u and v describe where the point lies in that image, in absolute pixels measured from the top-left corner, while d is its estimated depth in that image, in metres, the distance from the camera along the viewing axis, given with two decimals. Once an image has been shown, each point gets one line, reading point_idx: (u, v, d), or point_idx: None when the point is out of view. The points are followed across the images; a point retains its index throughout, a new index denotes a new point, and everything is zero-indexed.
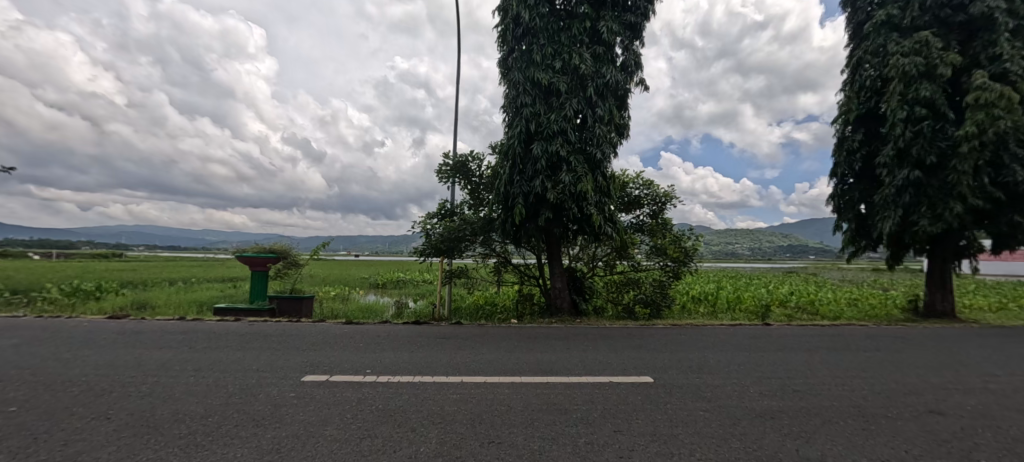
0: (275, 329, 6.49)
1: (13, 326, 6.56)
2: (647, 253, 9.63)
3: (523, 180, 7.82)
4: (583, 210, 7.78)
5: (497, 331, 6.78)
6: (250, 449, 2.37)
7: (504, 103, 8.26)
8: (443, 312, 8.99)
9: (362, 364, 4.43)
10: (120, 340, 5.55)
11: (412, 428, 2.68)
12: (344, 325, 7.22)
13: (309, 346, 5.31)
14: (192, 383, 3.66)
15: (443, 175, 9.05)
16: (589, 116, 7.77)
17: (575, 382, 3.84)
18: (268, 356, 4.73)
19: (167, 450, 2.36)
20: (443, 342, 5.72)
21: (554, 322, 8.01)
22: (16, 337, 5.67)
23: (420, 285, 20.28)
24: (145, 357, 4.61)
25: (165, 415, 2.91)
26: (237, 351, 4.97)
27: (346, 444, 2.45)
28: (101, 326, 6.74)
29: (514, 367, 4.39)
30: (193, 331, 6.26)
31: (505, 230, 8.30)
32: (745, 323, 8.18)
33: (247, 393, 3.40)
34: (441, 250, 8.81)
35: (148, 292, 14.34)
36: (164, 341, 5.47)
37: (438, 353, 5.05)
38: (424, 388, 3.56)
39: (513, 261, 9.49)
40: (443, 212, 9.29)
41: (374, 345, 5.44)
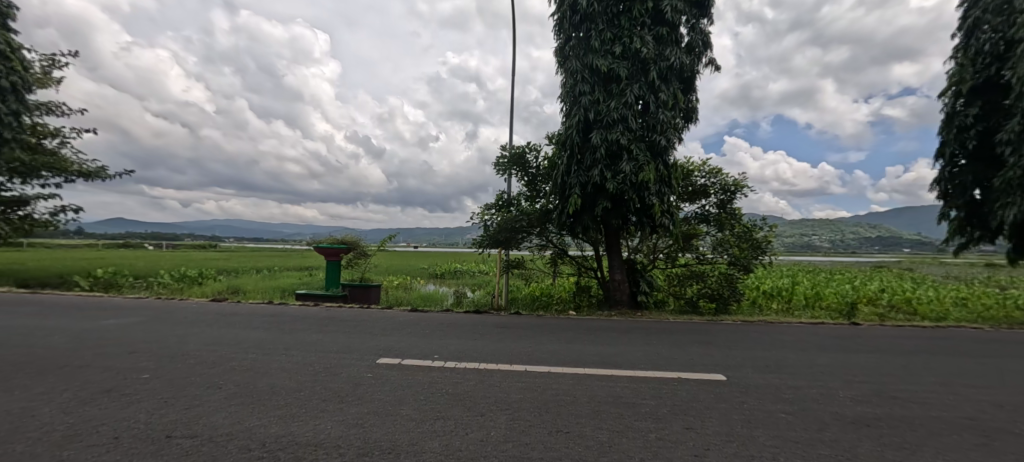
0: (348, 314, 7.01)
1: (140, 306, 7.69)
2: (712, 245, 9.12)
3: (580, 170, 7.64)
4: (644, 201, 7.48)
5: (555, 322, 6.79)
6: (336, 423, 2.59)
7: (561, 92, 8.12)
8: (501, 303, 9.15)
9: (430, 350, 4.65)
10: (222, 321, 6.28)
11: (481, 413, 2.77)
12: (410, 312, 7.64)
13: (379, 330, 5.68)
14: (284, 360, 4.07)
15: (500, 167, 9.11)
16: (652, 102, 7.42)
17: (640, 376, 3.75)
18: (345, 339, 5.11)
19: (267, 419, 2.64)
20: (504, 331, 5.86)
21: (613, 315, 7.83)
22: (143, 315, 6.64)
23: (477, 276, 20.82)
24: (244, 336, 5.19)
25: (264, 387, 3.26)
26: (319, 333, 5.43)
27: (423, 423, 2.60)
28: (206, 307, 7.71)
29: (576, 358, 4.37)
30: (279, 314, 6.94)
31: (562, 221, 8.20)
32: (828, 322, 7.49)
33: (331, 371, 3.71)
34: (498, 242, 8.96)
35: (240, 279, 16.14)
36: (256, 323, 6.12)
37: (499, 341, 5.15)
38: (489, 375, 3.66)
39: (569, 253, 9.40)
40: (500, 203, 9.32)
41: (439, 332, 5.70)
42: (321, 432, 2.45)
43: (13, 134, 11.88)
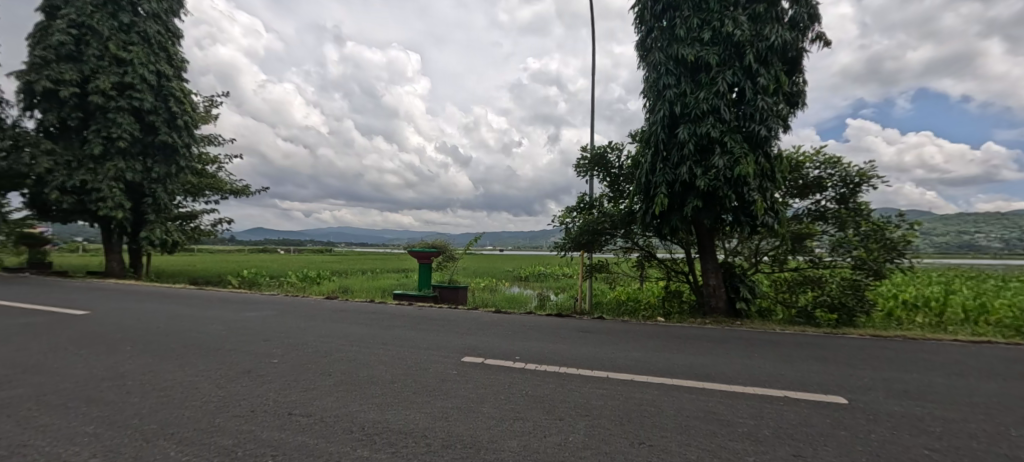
0: (438, 314, 7.47)
1: (271, 302, 9.04)
2: (830, 246, 7.96)
3: (667, 168, 7.17)
4: (743, 197, 6.75)
5: (641, 328, 6.47)
6: (424, 414, 2.77)
7: (644, 87, 7.74)
8: (584, 306, 9.01)
9: (512, 351, 4.74)
10: (333, 316, 7.12)
11: (560, 417, 2.75)
12: (494, 314, 7.88)
13: (465, 330, 5.95)
14: (381, 354, 4.46)
15: (581, 169, 8.96)
16: (748, 88, 6.73)
17: (736, 391, 3.41)
18: (434, 336, 5.44)
19: (366, 405, 2.93)
20: (586, 336, 5.75)
21: (709, 324, 7.21)
22: (274, 309, 7.79)
23: (561, 279, 20.76)
24: (349, 331, 5.81)
25: (364, 378, 3.61)
26: (411, 331, 5.86)
27: (502, 422, 2.65)
28: (320, 304, 8.79)
29: (664, 367, 4.11)
30: (379, 312, 7.65)
31: (647, 223, 7.77)
32: (996, 340, 6.05)
33: (421, 367, 3.97)
34: (581, 244, 8.77)
35: (348, 279, 18.10)
36: (360, 319, 6.81)
37: (581, 346, 5.06)
38: (570, 380, 3.61)
39: (658, 255, 8.90)
40: (581, 205, 9.15)
41: (521, 333, 5.79)
42: (410, 422, 2.64)
43: (187, 162, 14.90)
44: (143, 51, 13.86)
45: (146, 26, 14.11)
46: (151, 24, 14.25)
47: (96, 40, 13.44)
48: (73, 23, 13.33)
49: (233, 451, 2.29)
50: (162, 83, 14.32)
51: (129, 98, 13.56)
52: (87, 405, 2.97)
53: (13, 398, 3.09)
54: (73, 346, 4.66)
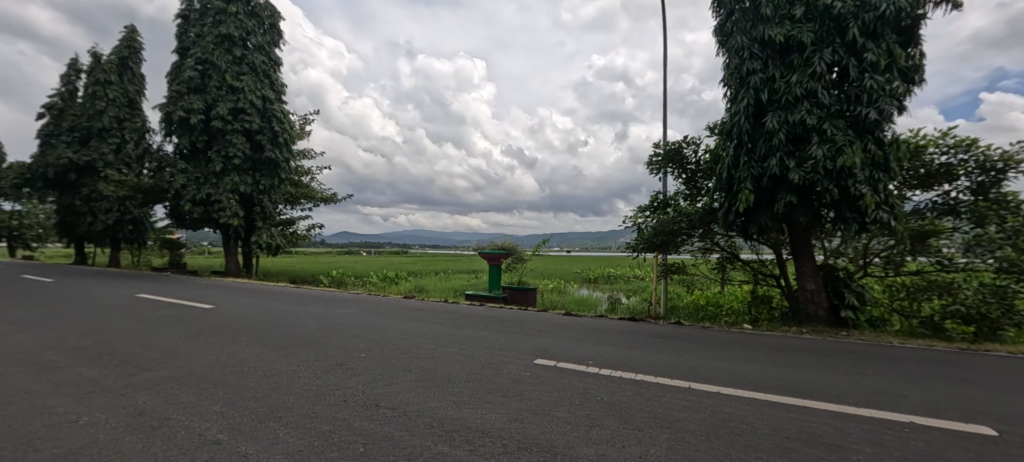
0: (509, 315, 7.59)
1: (357, 300, 9.82)
2: (963, 245, 6.76)
3: (753, 161, 6.55)
4: (847, 191, 5.92)
5: (725, 336, 5.99)
6: (500, 415, 2.80)
7: (724, 75, 7.17)
8: (659, 310, 8.59)
9: (584, 355, 4.65)
10: (412, 314, 7.55)
11: (639, 427, 2.62)
12: (564, 316, 7.81)
13: (536, 332, 5.97)
14: (457, 353, 4.63)
15: (654, 166, 8.55)
16: (852, 67, 5.94)
17: (845, 412, 3.01)
18: (506, 337, 5.53)
19: (444, 402, 3.04)
20: (662, 341, 5.47)
21: (806, 333, 6.45)
22: (359, 307, 8.46)
23: (632, 281, 20.03)
24: (427, 329, 6.12)
25: (442, 375, 3.76)
26: (484, 331, 6.01)
27: (578, 428, 2.60)
28: (400, 303, 9.37)
29: (754, 380, 3.76)
30: (453, 312, 7.96)
31: (730, 222, 7.17)
32: None
33: (494, 367, 4.04)
34: (654, 245, 8.33)
35: (423, 279, 19.11)
36: (436, 318, 7.14)
37: (659, 352, 4.81)
38: (648, 388, 3.44)
39: (742, 257, 8.20)
40: (654, 204, 8.74)
41: (593, 337, 5.67)
42: (486, 422, 2.68)
43: (287, 175, 16.84)
44: (252, 79, 15.86)
45: (254, 57, 16.15)
46: (257, 55, 16.30)
47: (216, 72, 15.63)
48: (199, 60, 15.65)
49: (329, 437, 2.49)
50: (267, 106, 16.30)
51: (242, 121, 15.58)
52: (215, 386, 3.44)
53: (160, 378, 3.68)
54: (203, 335, 5.45)
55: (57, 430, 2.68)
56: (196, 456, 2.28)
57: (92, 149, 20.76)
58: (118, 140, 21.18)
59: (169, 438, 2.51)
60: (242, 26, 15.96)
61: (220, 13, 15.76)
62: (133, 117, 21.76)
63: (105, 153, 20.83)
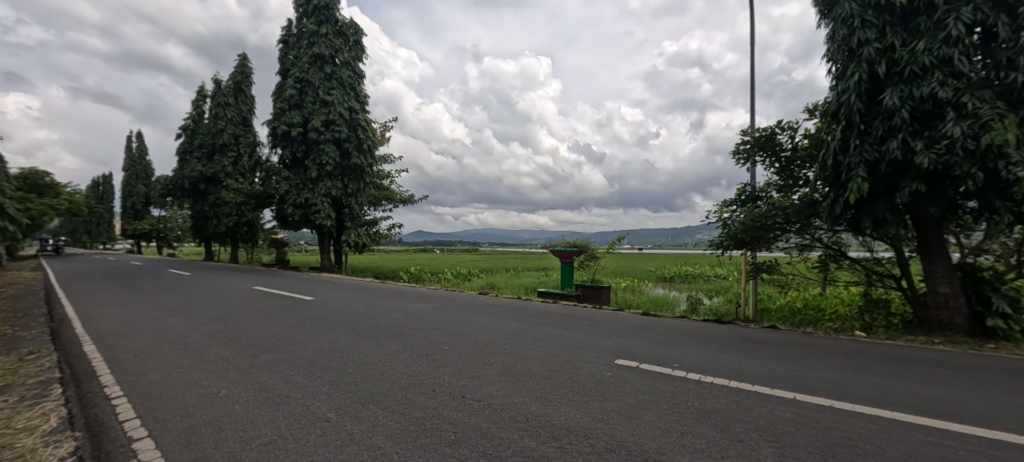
0: (583, 313, 7.47)
1: (435, 296, 10.30)
2: None
3: (866, 144, 5.72)
4: (998, 175, 4.93)
5: (833, 343, 5.32)
6: (584, 414, 2.76)
7: (828, 49, 6.36)
8: (749, 312, 7.92)
9: (668, 357, 4.42)
10: (487, 310, 7.74)
11: (738, 438, 2.42)
12: (642, 316, 7.50)
13: (614, 332, 5.79)
14: (534, 350, 4.64)
15: (742, 155, 7.85)
16: (1002, 25, 4.94)
17: (1003, 441, 2.51)
18: (583, 336, 5.45)
19: (527, 397, 3.06)
20: (755, 347, 5.02)
21: (940, 344, 5.49)
22: (438, 302, 8.88)
23: (714, 280, 18.67)
24: (503, 325, 6.23)
25: (521, 371, 3.80)
26: (560, 329, 5.97)
27: (669, 434, 2.47)
28: (475, 299, 9.67)
29: (876, 395, 3.29)
30: (526, 309, 8.02)
31: (837, 215, 6.34)
32: None
33: (574, 366, 3.99)
34: (742, 242, 7.66)
35: (495, 277, 19.53)
36: (511, 315, 7.25)
37: (754, 359, 4.40)
38: (744, 396, 3.17)
39: (851, 255, 7.23)
40: (743, 197, 8.04)
41: (676, 339, 5.37)
42: (571, 420, 2.66)
43: (371, 178, 18.25)
44: (340, 93, 17.41)
45: (341, 72, 17.69)
46: (345, 71, 17.82)
47: (311, 89, 17.36)
48: (297, 78, 17.49)
49: (422, 423, 2.64)
50: (353, 116, 17.77)
51: (332, 131, 17.14)
52: (321, 370, 3.83)
53: (276, 360, 4.17)
54: (307, 324, 6.08)
55: (203, 400, 3.15)
56: (311, 431, 2.54)
57: (216, 163, 24.21)
58: (235, 154, 24.49)
59: (288, 413, 2.83)
60: (331, 45, 17.55)
61: (313, 35, 17.46)
62: (246, 133, 24.98)
63: (226, 165, 24.20)
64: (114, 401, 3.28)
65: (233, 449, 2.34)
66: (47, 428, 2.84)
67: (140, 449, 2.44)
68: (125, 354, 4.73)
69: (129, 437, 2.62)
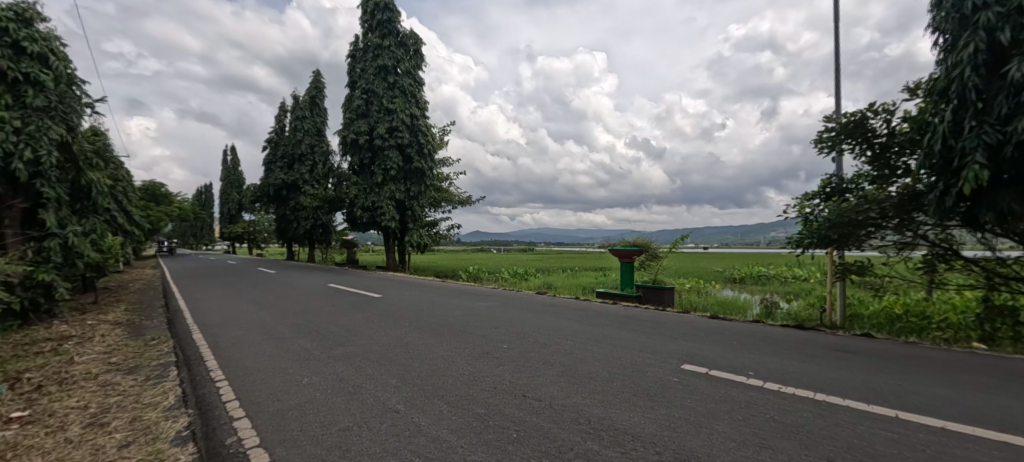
0: (645, 315, 7.20)
1: (494, 294, 10.47)
2: None
3: (986, 125, 4.91)
4: None
5: (943, 355, 4.65)
6: (650, 420, 2.66)
7: (934, 18, 5.56)
8: (836, 318, 7.17)
9: (741, 364, 4.13)
10: (545, 310, 7.73)
11: (827, 457, 2.19)
12: (710, 319, 7.07)
13: (679, 335, 5.52)
14: (595, 351, 4.55)
15: (826, 144, 7.11)
16: None
17: None
18: (646, 339, 5.25)
19: (589, 400, 3.01)
20: (843, 356, 4.54)
21: None
22: (496, 301, 9.01)
23: (792, 282, 17.14)
24: (562, 325, 6.19)
25: (582, 372, 3.74)
26: (621, 331, 5.81)
27: (745, 447, 2.30)
28: (533, 298, 9.69)
29: (1002, 418, 2.82)
30: (585, 309, 7.89)
31: (947, 207, 5.53)
32: None
33: (637, 369, 3.85)
34: (827, 240, 6.94)
35: (552, 276, 19.46)
36: (570, 315, 7.16)
37: (843, 370, 3.97)
38: (832, 411, 2.88)
39: (965, 254, 6.27)
40: (828, 190, 7.28)
41: (749, 345, 5.00)
42: (636, 425, 2.57)
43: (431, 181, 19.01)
44: (402, 101, 18.32)
45: (403, 81, 18.58)
46: (406, 79, 18.70)
47: (376, 98, 18.42)
48: (364, 89, 18.64)
49: (485, 419, 2.68)
50: (414, 123, 18.61)
51: (396, 137, 18.06)
52: (390, 363, 4.04)
53: (350, 353, 4.47)
54: (376, 320, 6.46)
55: (289, 387, 3.46)
56: (382, 420, 2.69)
57: (295, 171, 26.49)
58: (311, 162, 26.65)
59: (362, 403, 3.01)
60: (394, 56, 18.50)
61: (377, 48, 18.51)
62: (320, 142, 27.08)
63: (303, 173, 26.38)
64: (217, 384, 3.70)
65: (315, 433, 2.54)
66: (166, 405, 3.28)
67: (239, 427, 2.73)
68: (224, 343, 5.33)
69: (229, 416, 2.94)
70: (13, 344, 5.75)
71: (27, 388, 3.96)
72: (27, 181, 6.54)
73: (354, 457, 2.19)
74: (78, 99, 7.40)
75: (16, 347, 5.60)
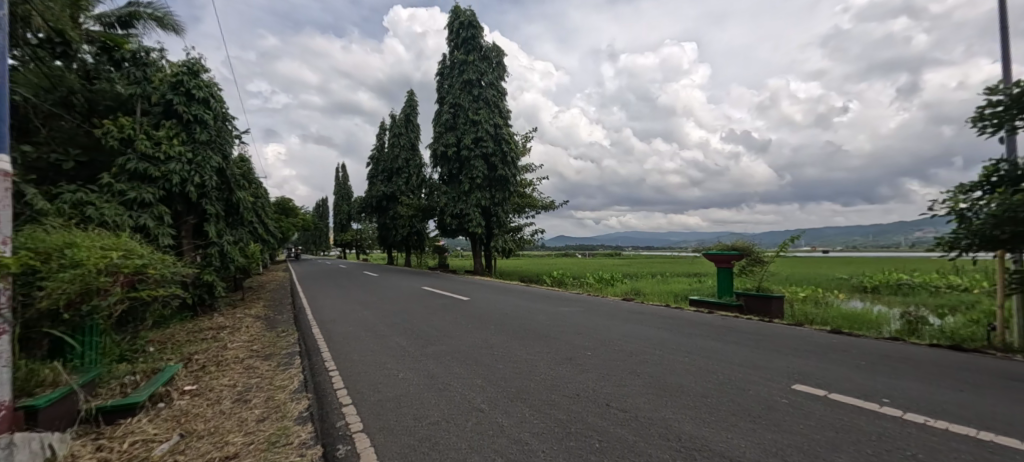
0: (748, 326, 6.55)
1: (580, 300, 10.35)
2: None
3: None
4: None
5: None
6: (752, 444, 2.42)
7: None
8: (1008, 339, 5.78)
9: (870, 388, 3.55)
10: (633, 317, 7.43)
11: None
12: (828, 334, 6.19)
13: (790, 350, 4.92)
14: (688, 363, 4.27)
15: (988, 123, 5.82)
16: None
17: None
18: (749, 353, 4.78)
19: (679, 415, 2.84)
20: (1017, 387, 3.66)
21: None
22: (581, 306, 8.91)
23: (945, 293, 14.16)
24: (651, 334, 5.91)
25: (673, 385, 3.53)
26: (719, 342, 5.36)
27: None
28: (620, 305, 9.39)
29: None
30: (678, 318, 7.42)
31: None
32: None
33: (738, 386, 3.53)
34: (993, 242, 5.64)
35: (640, 282, 18.61)
36: (659, 324, 6.78)
37: (1020, 405, 3.19)
38: (1000, 454, 2.34)
39: None
40: (994, 180, 5.93)
41: (882, 367, 4.28)
42: (733, 448, 2.36)
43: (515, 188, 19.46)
44: (486, 111, 19.11)
45: (487, 92, 19.32)
46: (490, 91, 19.44)
47: (462, 111, 19.43)
48: (451, 104, 19.79)
49: (567, 426, 2.68)
50: (498, 132, 19.26)
51: (481, 147, 18.87)
52: (477, 364, 4.23)
53: (441, 351, 4.77)
54: (464, 321, 6.81)
55: (389, 379, 3.82)
56: (468, 418, 2.83)
57: (394, 183, 29.02)
58: (407, 174, 29.00)
59: (452, 400, 3.20)
60: (478, 69, 19.36)
61: (463, 64, 19.57)
62: (415, 156, 29.35)
63: (400, 184, 28.81)
64: (331, 373, 4.22)
65: (409, 424, 2.76)
66: (293, 388, 3.82)
67: (347, 413, 3.08)
68: (337, 337, 6.05)
69: (340, 402, 3.33)
70: (186, 332, 7.17)
71: (196, 366, 4.93)
72: (197, 201, 8.14)
73: (442, 450, 2.34)
74: (230, 132, 9.00)
75: (189, 334, 6.99)
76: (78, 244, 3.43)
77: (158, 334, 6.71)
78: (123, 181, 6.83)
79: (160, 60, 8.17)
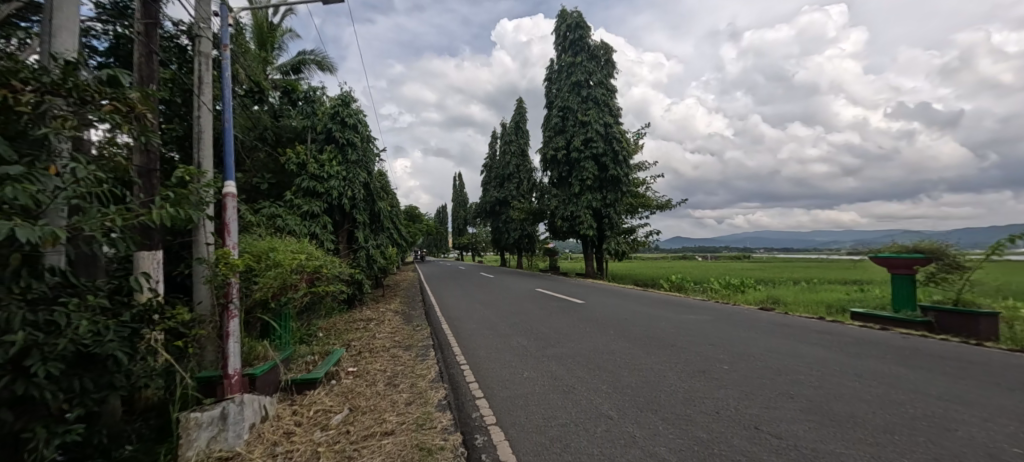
0: (942, 349, 5.22)
1: (706, 307, 9.48)
2: None
3: None
4: None
5: None
6: None
7: None
8: None
9: None
10: (776, 330, 6.53)
11: None
12: None
13: (1016, 384, 3.79)
14: (859, 389, 3.58)
15: None
16: None
17: None
18: (949, 383, 3.81)
19: (854, 451, 2.40)
20: None
21: None
22: (708, 315, 8.15)
23: None
24: (804, 350, 5.10)
25: (842, 414, 2.99)
26: (901, 367, 4.38)
27: None
28: (757, 315, 8.32)
29: None
30: (836, 334, 6.27)
31: None
32: None
33: (939, 425, 2.83)
34: None
35: (779, 289, 16.28)
36: (812, 339, 5.84)
37: None
38: None
39: None
40: None
41: None
42: None
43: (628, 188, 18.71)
44: (596, 111, 18.82)
45: (596, 92, 19.03)
46: (599, 90, 19.10)
47: (571, 114, 19.43)
48: (560, 108, 19.92)
49: (708, 446, 2.47)
50: (609, 131, 18.80)
51: (591, 148, 18.63)
52: (601, 369, 4.16)
53: (562, 354, 4.82)
54: (582, 325, 6.77)
55: (516, 377, 3.99)
56: (598, 424, 2.80)
57: (506, 189, 30.33)
58: (518, 180, 30.05)
59: (579, 403, 3.21)
60: (586, 70, 19.18)
61: (571, 66, 19.58)
62: (525, 161, 30.28)
63: (512, 190, 30.00)
64: (462, 367, 4.58)
65: (540, 423, 2.84)
66: (432, 378, 4.25)
67: (480, 405, 3.31)
68: (464, 333, 6.55)
69: (473, 395, 3.59)
70: (344, 321, 8.53)
71: (354, 351, 5.82)
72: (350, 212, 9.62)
73: (574, 453, 2.36)
74: (373, 151, 10.43)
75: (347, 323, 8.30)
76: (277, 249, 4.35)
77: (325, 322, 8.10)
78: (300, 197, 8.44)
79: (322, 95, 9.89)
